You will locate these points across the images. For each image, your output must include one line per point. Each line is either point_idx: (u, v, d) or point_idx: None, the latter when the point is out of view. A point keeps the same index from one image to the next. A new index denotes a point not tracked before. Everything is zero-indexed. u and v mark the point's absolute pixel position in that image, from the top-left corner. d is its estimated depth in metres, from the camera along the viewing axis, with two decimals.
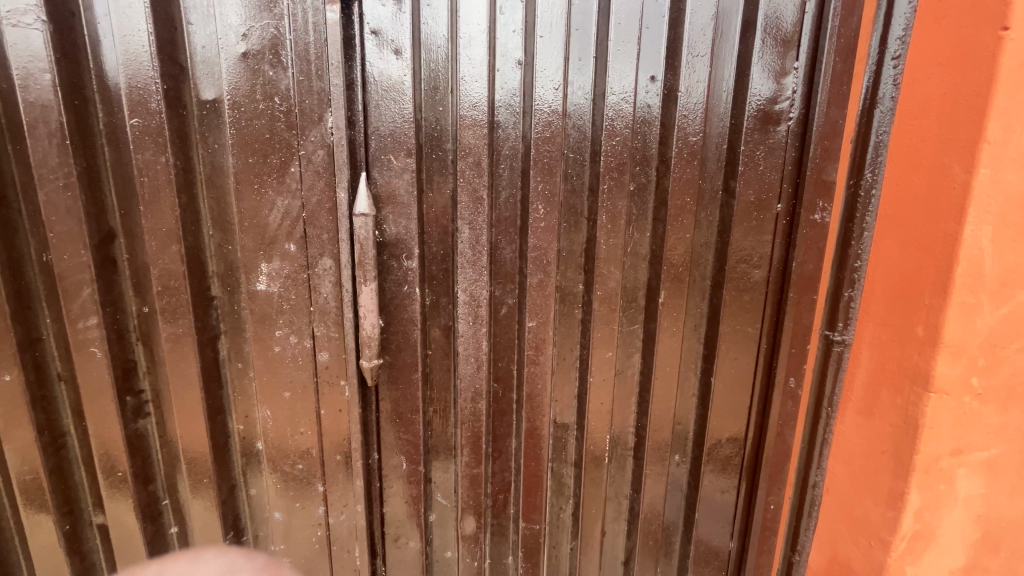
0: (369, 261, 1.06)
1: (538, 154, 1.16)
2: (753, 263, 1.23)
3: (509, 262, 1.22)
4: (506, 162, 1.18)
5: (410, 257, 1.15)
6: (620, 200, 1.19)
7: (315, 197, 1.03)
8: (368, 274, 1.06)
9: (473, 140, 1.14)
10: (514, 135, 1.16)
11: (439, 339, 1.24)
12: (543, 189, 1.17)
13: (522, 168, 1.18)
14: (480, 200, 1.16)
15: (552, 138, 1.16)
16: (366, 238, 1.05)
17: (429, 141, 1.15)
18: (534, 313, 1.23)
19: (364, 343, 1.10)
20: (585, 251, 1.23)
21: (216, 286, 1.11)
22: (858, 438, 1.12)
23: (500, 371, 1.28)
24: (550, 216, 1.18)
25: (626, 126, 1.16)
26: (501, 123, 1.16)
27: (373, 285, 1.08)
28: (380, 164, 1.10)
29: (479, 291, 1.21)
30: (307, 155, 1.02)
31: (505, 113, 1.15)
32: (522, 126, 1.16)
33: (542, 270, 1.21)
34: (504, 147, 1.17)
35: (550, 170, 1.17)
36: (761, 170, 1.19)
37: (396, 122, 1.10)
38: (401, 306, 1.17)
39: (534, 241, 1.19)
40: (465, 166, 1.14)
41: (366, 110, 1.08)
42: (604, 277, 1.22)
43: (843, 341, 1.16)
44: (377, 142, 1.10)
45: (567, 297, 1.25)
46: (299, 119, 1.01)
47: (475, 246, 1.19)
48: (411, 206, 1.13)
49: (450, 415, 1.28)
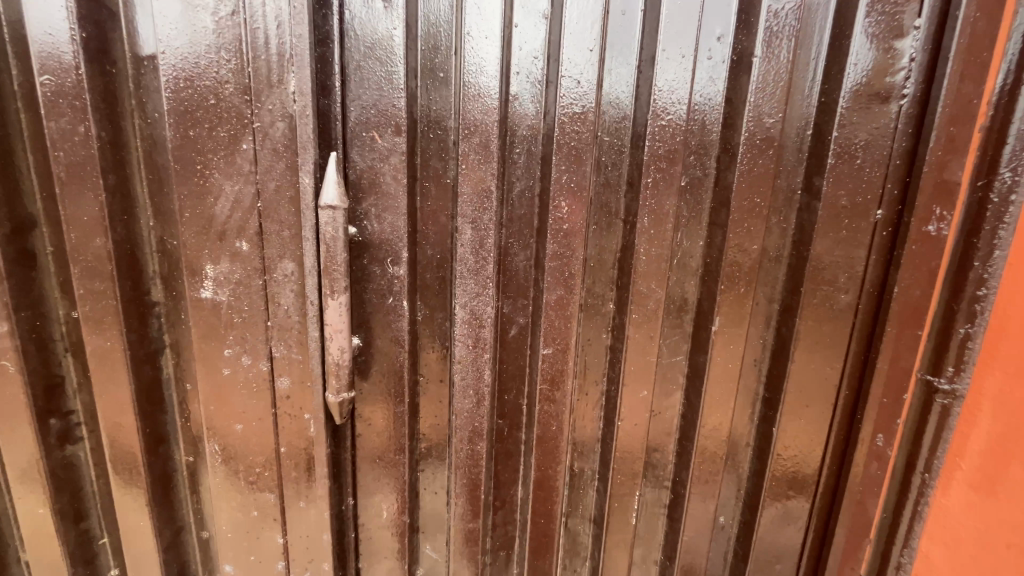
0: (340, 267, 0.82)
1: (561, 136, 0.90)
2: (838, 285, 0.95)
3: (521, 272, 0.98)
4: (520, 146, 0.93)
5: (398, 262, 0.92)
6: (667, 197, 0.91)
7: (273, 181, 0.80)
8: (339, 283, 0.83)
9: (480, 115, 0.89)
10: (533, 111, 0.91)
11: (432, 363, 1.01)
12: (565, 181, 0.92)
13: (541, 154, 0.93)
14: (486, 193, 0.91)
15: (581, 116, 0.90)
16: (335, 236, 0.81)
17: (425, 117, 0.90)
18: (551, 337, 0.98)
19: (331, 371, 0.86)
20: (620, 262, 0.97)
21: (158, 290, 0.90)
22: (968, 520, 0.82)
23: (508, 405, 1.04)
24: (575, 216, 0.93)
25: (679, 102, 0.89)
26: (516, 96, 0.90)
27: (345, 297, 0.85)
28: (359, 144, 0.87)
29: (480, 307, 0.96)
30: (262, 128, 0.79)
31: (521, 83, 0.90)
32: (542, 101, 0.91)
33: (563, 285, 0.96)
34: (520, 127, 0.92)
35: (578, 158, 0.91)
36: (858, 165, 0.90)
37: (378, 90, 0.85)
38: (384, 322, 0.95)
39: (554, 247, 0.94)
40: (467, 149, 0.90)
41: (342, 74, 0.84)
42: (642, 296, 0.95)
43: (953, 391, 0.84)
44: (355, 114, 0.86)
45: (592, 318, 1.00)
46: (252, 82, 0.77)
47: (478, 252, 0.94)
48: (397, 199, 0.89)
49: (444, 455, 1.05)
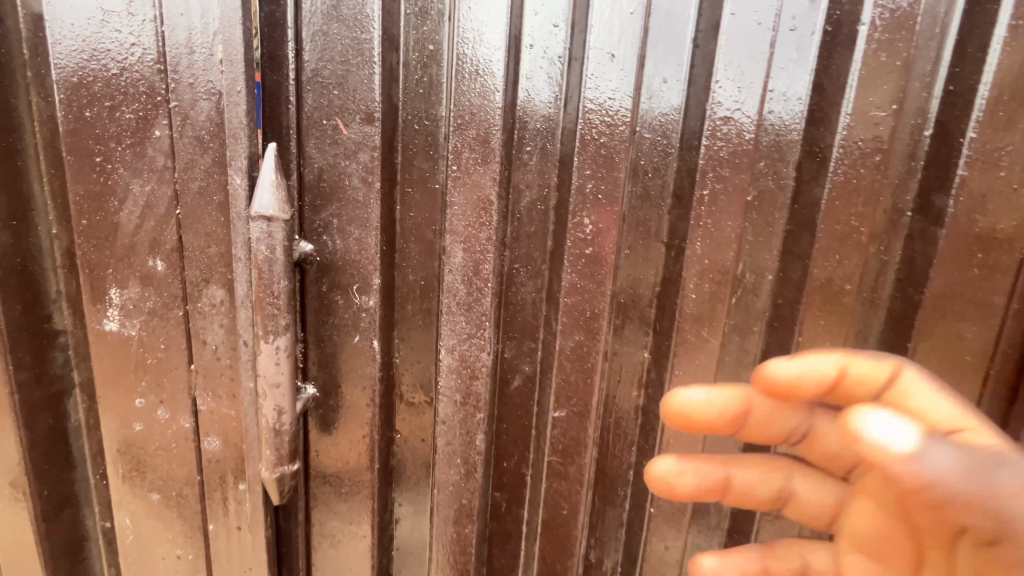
0: (281, 296, 0.61)
1: (585, 131, 0.68)
2: (965, 344, 0.68)
3: (530, 307, 0.75)
4: (532, 143, 0.70)
5: (366, 291, 0.70)
6: (728, 217, 0.68)
7: (197, 181, 0.60)
8: (279, 321, 0.61)
9: (478, 100, 0.67)
10: (550, 97, 0.68)
11: (410, 419, 0.79)
12: (592, 191, 0.69)
13: (560, 153, 0.70)
14: (484, 204, 0.69)
15: (612, 105, 0.67)
16: (274, 254, 0.60)
17: (409, 102, 0.69)
18: (564, 394, 0.75)
19: (269, 440, 0.64)
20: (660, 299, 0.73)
21: (63, 315, 0.71)
22: None
23: (507, 473, 0.82)
24: (602, 237, 0.70)
25: (751, 86, 0.65)
26: (528, 77, 0.68)
27: (288, 336, 0.63)
28: (320, 134, 0.66)
29: (472, 353, 0.73)
30: (183, 111, 0.59)
31: (534, 60, 0.68)
32: (562, 83, 0.68)
33: (585, 328, 0.72)
34: (532, 118, 0.69)
35: (607, 161, 0.68)
36: (1004, 180, 0.64)
37: (344, 63, 0.64)
38: (348, 366, 0.73)
39: (574, 278, 0.71)
40: (460, 146, 0.68)
41: (298, 43, 0.65)
42: (690, 346, 0.71)
43: None
44: (314, 96, 0.66)
45: (619, 368, 0.77)
46: (169, 47, 0.58)
47: (470, 281, 0.71)
48: (366, 208, 0.67)
49: (423, 535, 0.82)
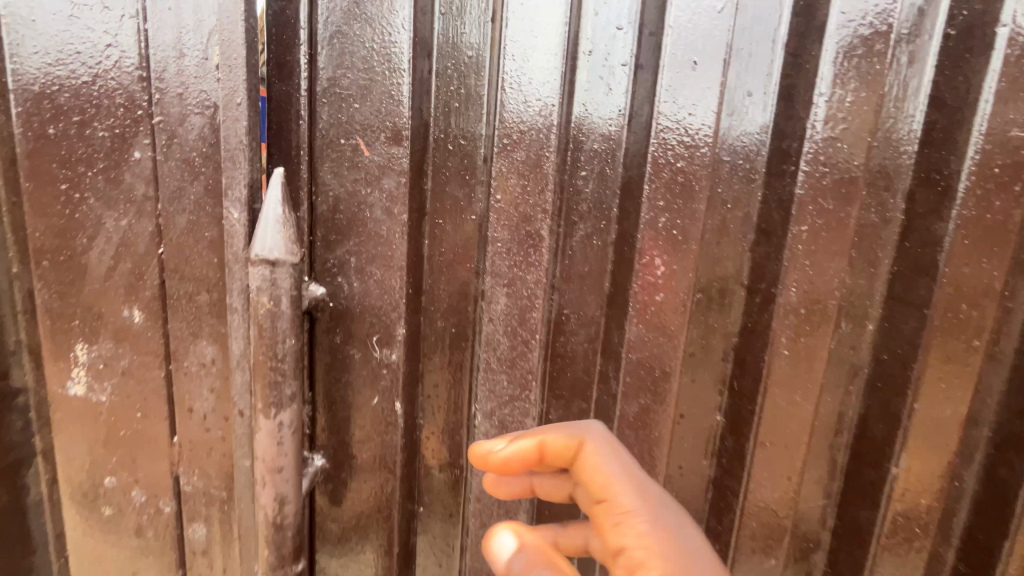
0: (287, 358, 0.47)
1: (657, 152, 0.56)
2: None
3: (580, 361, 0.62)
4: (588, 166, 0.58)
5: (388, 343, 0.58)
6: (829, 257, 0.55)
7: (185, 214, 0.49)
8: (282, 390, 0.48)
9: (529, 116, 0.56)
10: (611, 113, 0.57)
11: (438, 495, 0.65)
12: (664, 226, 0.57)
13: (623, 179, 0.58)
14: (533, 240, 0.57)
15: (696, 121, 0.55)
16: (280, 306, 0.46)
17: (442, 117, 0.58)
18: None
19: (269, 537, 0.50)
20: (737, 353, 0.61)
21: (22, 372, 0.58)
22: None
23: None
24: (675, 279, 0.57)
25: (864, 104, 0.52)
26: (584, 88, 0.57)
27: (292, 411, 0.49)
28: (338, 156, 0.55)
29: (513, 419, 0.60)
30: (169, 128, 0.48)
31: (592, 69, 0.56)
32: (626, 95, 0.57)
33: (654, 387, 0.60)
34: (589, 137, 0.58)
35: (683, 190, 0.56)
36: None
37: (366, 71, 0.54)
38: (364, 432, 0.61)
39: (640, 329, 0.59)
40: (507, 170, 0.57)
41: (310, 47, 0.54)
42: (777, 411, 0.59)
43: None
44: (330, 110, 0.54)
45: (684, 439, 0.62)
46: (154, 50, 0.47)
47: (512, 332, 0.59)
48: (390, 244, 0.56)
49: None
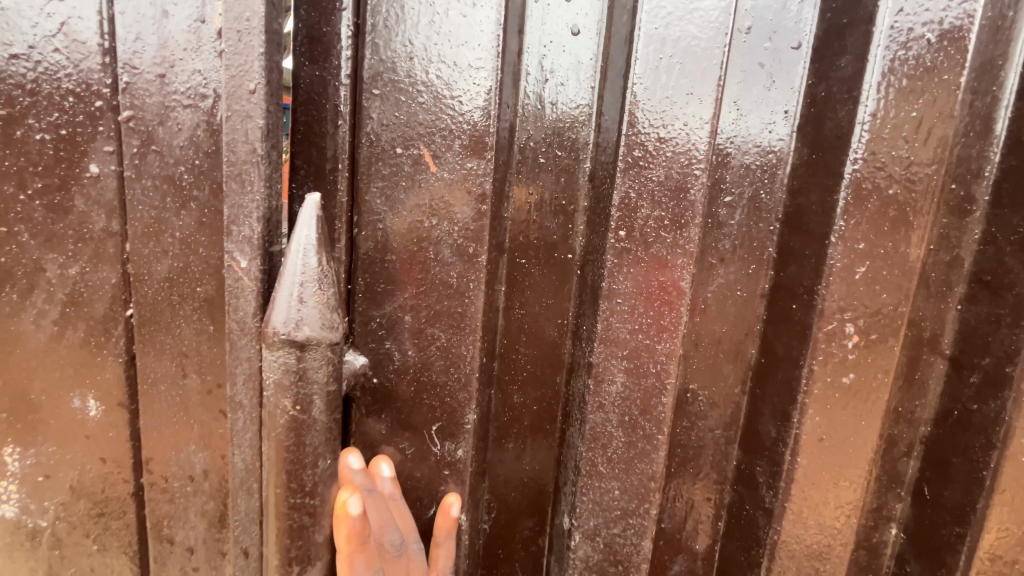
0: (320, 484, 0.33)
1: (862, 174, 0.37)
2: None
3: (708, 456, 0.46)
4: (734, 191, 0.42)
5: (453, 435, 0.41)
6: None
7: (169, 261, 0.33)
8: (313, 537, 0.33)
9: (669, 119, 0.39)
10: (773, 116, 0.41)
11: None
12: (864, 278, 0.38)
13: (789, 208, 0.41)
14: (667, 297, 0.41)
15: (923, 129, 0.37)
16: (311, 411, 0.32)
17: (533, 120, 0.41)
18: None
19: None
20: (931, 449, 0.43)
21: None
22: None
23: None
24: (871, 355, 0.39)
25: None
26: (740, 82, 0.40)
27: (325, 561, 0.35)
28: (392, 172, 0.38)
29: (625, 541, 0.44)
30: (144, 128, 0.32)
31: (751, 56, 0.40)
32: (797, 91, 0.40)
33: (829, 504, 0.42)
34: (741, 150, 0.41)
35: (895, 227, 0.38)
36: None
37: (436, 52, 0.37)
38: None
39: (818, 425, 0.40)
40: (634, 197, 0.39)
41: (352, 15, 0.37)
42: (1003, 537, 0.41)
43: None
44: (383, 107, 0.38)
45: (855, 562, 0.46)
46: (121, 9, 0.31)
47: (631, 423, 0.43)
48: (461, 297, 0.39)
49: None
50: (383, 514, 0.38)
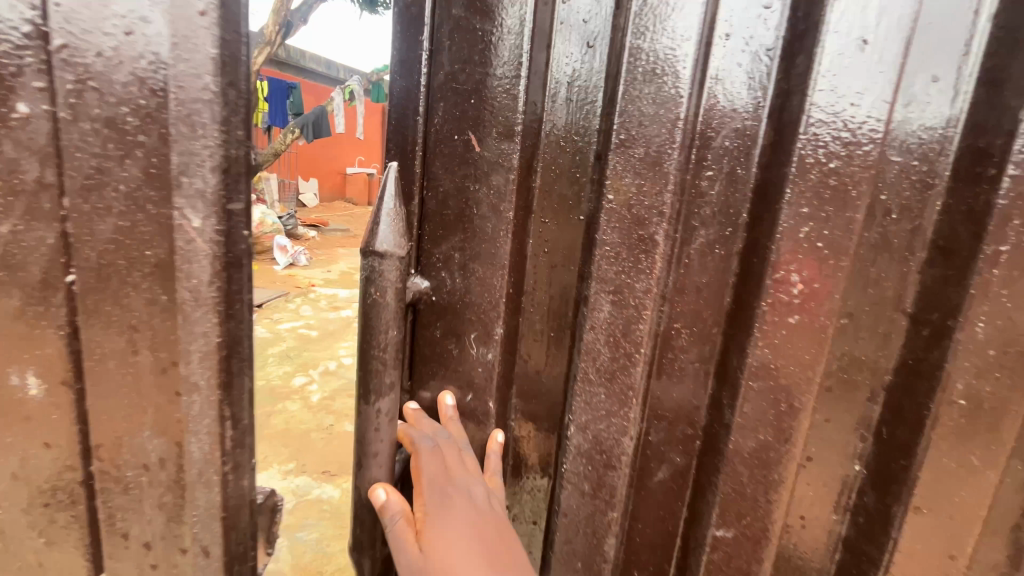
0: (389, 349, 0.42)
1: (804, 149, 0.37)
2: None
3: (687, 384, 0.44)
4: (713, 164, 0.40)
5: (484, 340, 0.46)
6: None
7: (114, 220, 0.29)
8: (384, 377, 0.42)
9: (650, 105, 0.39)
10: (749, 91, 0.39)
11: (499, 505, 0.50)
12: (809, 235, 0.38)
13: (761, 180, 0.40)
14: (642, 246, 0.41)
15: (881, 98, 0.36)
16: (385, 295, 0.41)
17: (555, 103, 0.43)
18: (729, 507, 0.42)
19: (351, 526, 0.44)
20: (892, 401, 0.40)
21: None
22: None
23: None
24: (829, 301, 0.39)
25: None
26: (717, 52, 0.39)
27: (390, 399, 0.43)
28: (450, 154, 0.44)
29: (608, 436, 0.44)
30: (79, 61, 0.27)
31: (719, 20, 0.38)
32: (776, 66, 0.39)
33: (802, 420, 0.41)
34: (720, 131, 0.40)
35: (838, 194, 0.37)
36: None
37: (480, 57, 0.43)
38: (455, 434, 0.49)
39: (767, 356, 0.40)
40: (620, 172, 0.40)
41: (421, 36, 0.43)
42: (961, 489, 0.38)
43: None
44: (446, 105, 0.44)
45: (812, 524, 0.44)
46: None
47: (614, 341, 0.43)
48: (494, 240, 0.44)
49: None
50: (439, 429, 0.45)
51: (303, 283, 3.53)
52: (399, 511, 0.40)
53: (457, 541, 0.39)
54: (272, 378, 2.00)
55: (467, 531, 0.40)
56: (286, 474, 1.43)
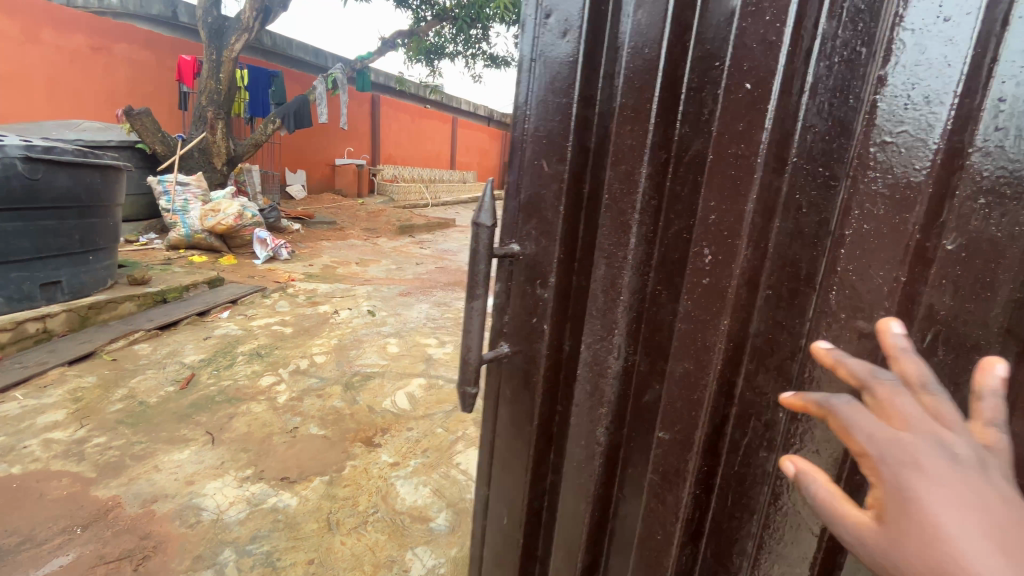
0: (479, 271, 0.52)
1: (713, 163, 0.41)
2: None
3: (664, 333, 0.48)
4: (681, 177, 0.45)
5: (542, 282, 0.54)
6: (878, 264, 0.35)
7: None
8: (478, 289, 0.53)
9: (630, 139, 0.47)
10: (692, 120, 0.44)
11: (519, 410, 0.60)
12: (714, 205, 0.41)
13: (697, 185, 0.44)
14: (621, 234, 0.48)
15: (754, 118, 0.38)
16: (478, 231, 0.52)
17: (598, 140, 0.51)
18: (673, 413, 0.45)
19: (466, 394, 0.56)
20: (788, 374, 0.41)
21: None
22: None
23: (588, 524, 0.54)
24: (721, 264, 0.41)
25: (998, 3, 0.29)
26: (681, 97, 0.45)
27: (476, 303, 0.54)
28: (531, 169, 0.54)
29: (607, 359, 0.51)
30: None
31: (675, 72, 0.45)
32: (704, 98, 0.44)
33: (744, 361, 0.43)
34: (687, 149, 0.45)
35: (732, 184, 0.40)
36: None
37: (545, 102, 0.52)
38: (517, 362, 0.59)
39: (688, 305, 0.44)
40: (612, 181, 0.49)
41: (526, 106, 0.55)
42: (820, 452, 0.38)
43: None
44: (529, 144, 0.55)
45: (736, 475, 0.44)
46: None
47: (608, 301, 0.50)
48: (551, 212, 0.53)
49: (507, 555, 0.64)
50: (883, 379, 0.29)
51: (283, 278, 3.46)
52: (821, 481, 0.29)
53: (944, 512, 0.24)
54: (238, 379, 1.94)
55: (958, 493, 0.25)
56: (243, 481, 1.38)
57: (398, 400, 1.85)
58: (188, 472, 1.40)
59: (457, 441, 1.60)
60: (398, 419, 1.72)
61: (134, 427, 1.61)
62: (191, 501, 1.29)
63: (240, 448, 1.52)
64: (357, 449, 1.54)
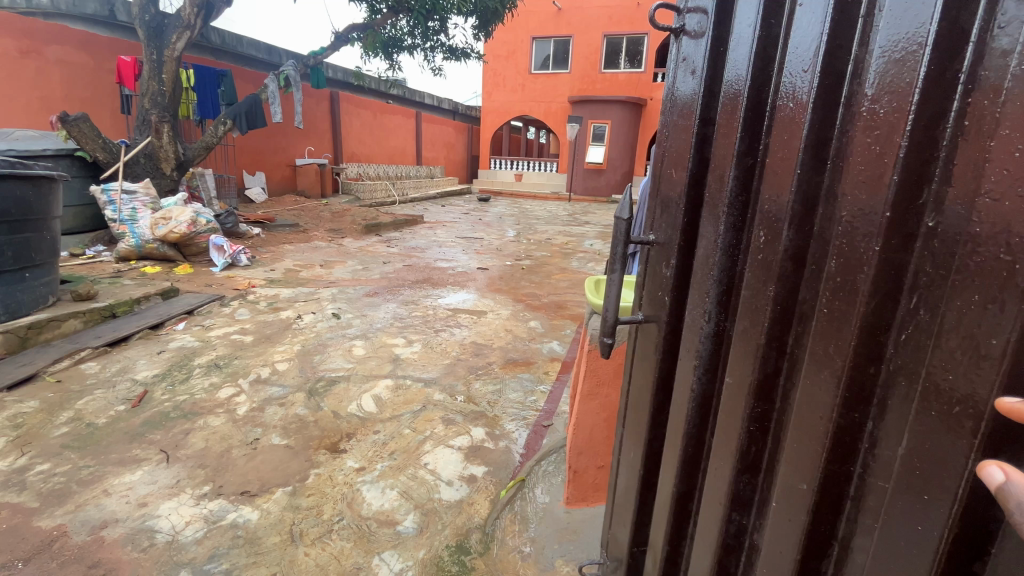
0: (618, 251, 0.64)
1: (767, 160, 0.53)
2: None
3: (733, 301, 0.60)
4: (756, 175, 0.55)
5: (665, 259, 0.69)
6: (862, 238, 0.43)
7: None
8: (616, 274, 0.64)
9: (722, 147, 0.58)
10: (761, 129, 0.55)
11: (652, 372, 0.73)
12: (767, 190, 0.52)
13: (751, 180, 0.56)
14: (711, 222, 0.60)
15: (794, 129, 0.49)
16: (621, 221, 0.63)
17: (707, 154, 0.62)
18: (735, 364, 0.57)
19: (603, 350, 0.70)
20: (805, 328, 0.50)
21: None
22: None
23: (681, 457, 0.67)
24: (770, 239, 0.52)
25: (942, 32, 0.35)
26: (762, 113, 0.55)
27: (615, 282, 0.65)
28: (665, 177, 0.70)
29: (699, 322, 0.62)
30: None
31: (761, 91, 0.54)
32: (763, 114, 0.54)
33: (794, 324, 0.52)
34: (755, 151, 0.56)
35: (777, 176, 0.51)
36: None
37: (677, 124, 0.67)
38: (649, 329, 0.74)
39: (749, 274, 0.55)
40: (711, 182, 0.60)
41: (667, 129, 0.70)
42: (811, 388, 0.48)
43: None
44: (666, 158, 0.70)
45: (783, 419, 0.54)
46: None
47: (703, 276, 0.61)
48: (673, 208, 0.67)
49: (630, 487, 0.81)
50: None
51: (242, 285, 3.35)
52: None
53: None
54: (195, 393, 1.88)
55: None
56: (200, 498, 1.33)
57: (364, 403, 1.81)
58: (141, 494, 1.35)
59: (424, 441, 1.58)
60: (364, 424, 1.69)
61: (81, 450, 1.54)
62: (145, 524, 1.24)
63: (197, 464, 1.48)
64: (322, 456, 1.51)
